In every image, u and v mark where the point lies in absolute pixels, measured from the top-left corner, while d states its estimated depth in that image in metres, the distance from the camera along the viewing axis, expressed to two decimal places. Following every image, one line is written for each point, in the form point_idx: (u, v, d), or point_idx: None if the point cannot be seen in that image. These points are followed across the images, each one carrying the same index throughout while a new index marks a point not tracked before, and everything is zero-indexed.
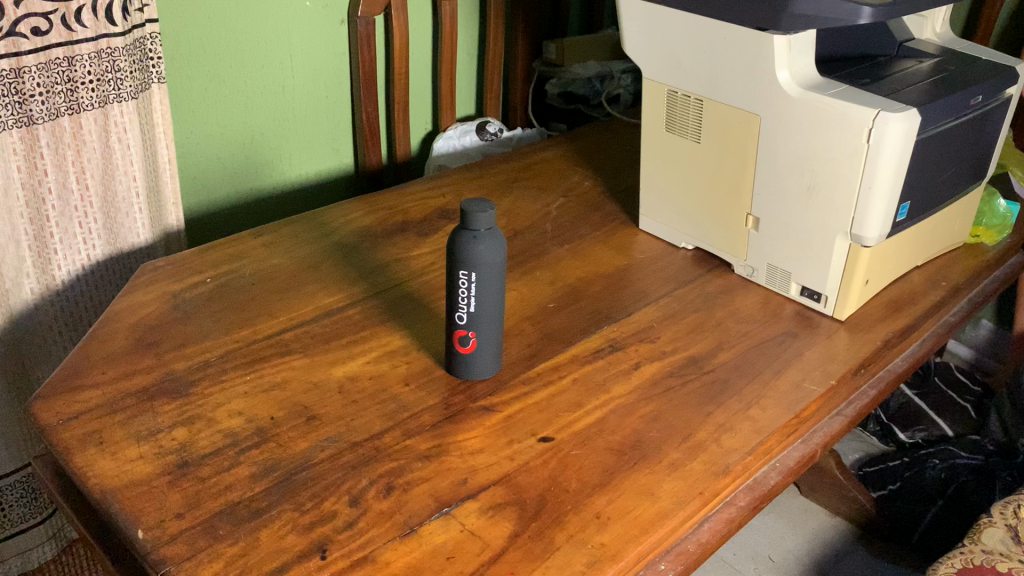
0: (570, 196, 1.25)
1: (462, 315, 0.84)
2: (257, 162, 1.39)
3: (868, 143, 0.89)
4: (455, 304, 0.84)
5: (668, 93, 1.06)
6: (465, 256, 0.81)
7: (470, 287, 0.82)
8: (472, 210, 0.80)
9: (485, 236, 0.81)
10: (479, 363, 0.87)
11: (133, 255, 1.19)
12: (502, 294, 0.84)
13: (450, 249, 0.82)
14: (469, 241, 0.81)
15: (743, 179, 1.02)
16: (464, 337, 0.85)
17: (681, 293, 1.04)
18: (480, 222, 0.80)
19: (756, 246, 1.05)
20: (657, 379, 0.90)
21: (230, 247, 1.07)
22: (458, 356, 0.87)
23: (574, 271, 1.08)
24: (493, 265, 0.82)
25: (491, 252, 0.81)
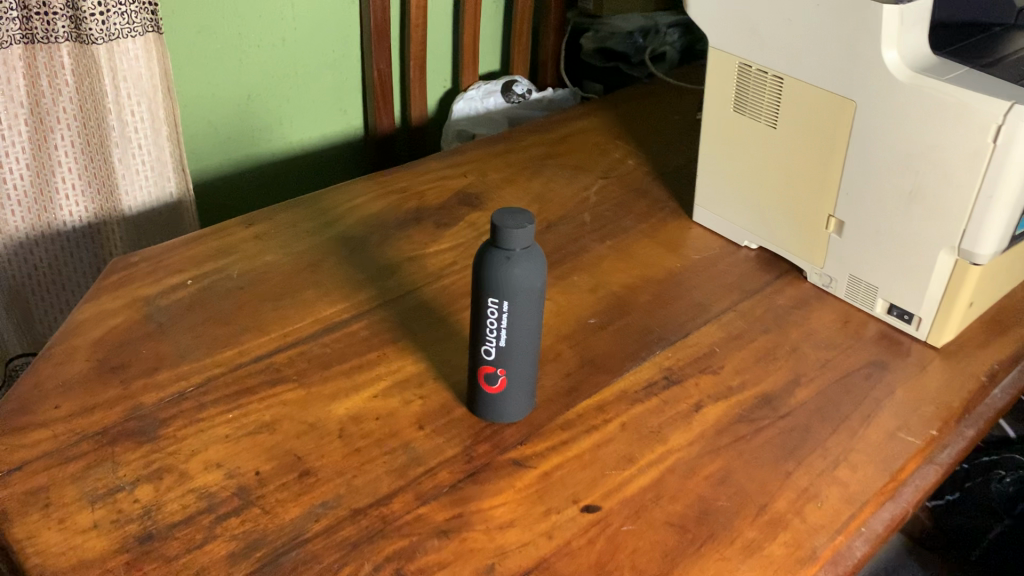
0: (611, 178, 1.08)
1: (491, 349, 0.69)
2: (254, 126, 1.22)
3: (994, 144, 0.72)
4: (482, 336, 0.69)
5: (739, 67, 0.89)
6: (495, 282, 0.65)
7: (502, 318, 0.67)
8: (506, 225, 0.64)
9: (521, 256, 0.65)
10: (510, 404, 0.72)
11: (113, 217, 1.09)
12: (540, 325, 0.69)
13: (477, 271, 0.66)
14: (501, 263, 0.65)
15: (826, 174, 0.85)
16: (492, 374, 0.70)
17: (745, 308, 0.88)
18: (516, 241, 0.65)
19: (836, 253, 0.89)
20: (724, 424, 0.74)
21: (218, 239, 0.91)
22: (484, 395, 0.71)
23: (619, 276, 0.92)
24: (531, 292, 0.66)
25: (528, 278, 0.66)
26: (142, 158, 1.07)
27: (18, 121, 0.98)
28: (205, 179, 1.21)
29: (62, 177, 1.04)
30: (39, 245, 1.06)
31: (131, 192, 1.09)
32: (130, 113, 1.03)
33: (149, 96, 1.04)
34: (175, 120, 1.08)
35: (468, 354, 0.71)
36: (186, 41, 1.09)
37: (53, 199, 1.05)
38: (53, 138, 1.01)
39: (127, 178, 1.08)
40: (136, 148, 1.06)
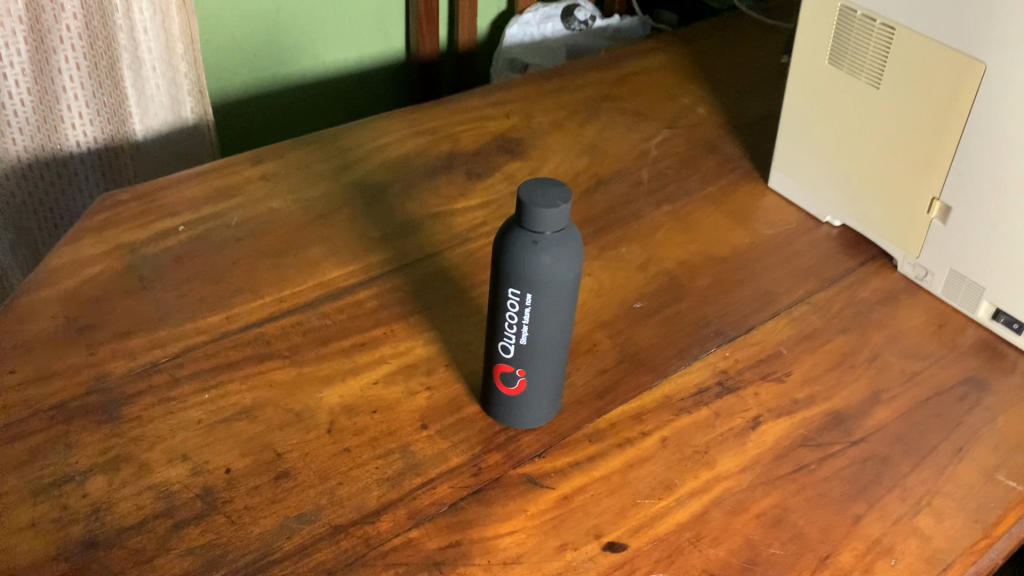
0: (677, 129, 0.94)
1: (510, 346, 0.57)
2: (281, 45, 1.10)
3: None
4: (501, 330, 0.57)
5: (841, 11, 0.74)
6: (519, 270, 0.54)
7: (524, 312, 0.55)
8: (533, 205, 0.52)
9: (551, 242, 0.53)
10: (530, 408, 0.60)
11: (123, 146, 0.99)
12: (570, 321, 0.57)
13: (496, 255, 0.55)
14: (527, 249, 0.53)
15: (936, 151, 0.71)
16: (510, 374, 0.59)
17: (821, 301, 0.75)
18: (546, 224, 0.52)
19: (937, 243, 0.74)
20: (785, 449, 0.62)
21: (220, 179, 0.80)
22: (501, 396, 0.60)
23: (674, 251, 0.79)
24: (561, 286, 0.54)
25: (559, 269, 0.54)
26: (156, 78, 0.97)
27: (15, 39, 0.86)
28: (225, 103, 1.09)
29: (66, 103, 0.92)
30: (41, 176, 0.95)
31: (144, 116, 0.98)
32: (142, 27, 0.93)
33: (161, 8, 0.93)
34: (192, 36, 0.97)
35: (484, 347, 0.60)
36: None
37: (59, 126, 0.93)
38: (55, 59, 0.89)
39: (139, 101, 0.97)
40: (149, 66, 0.96)
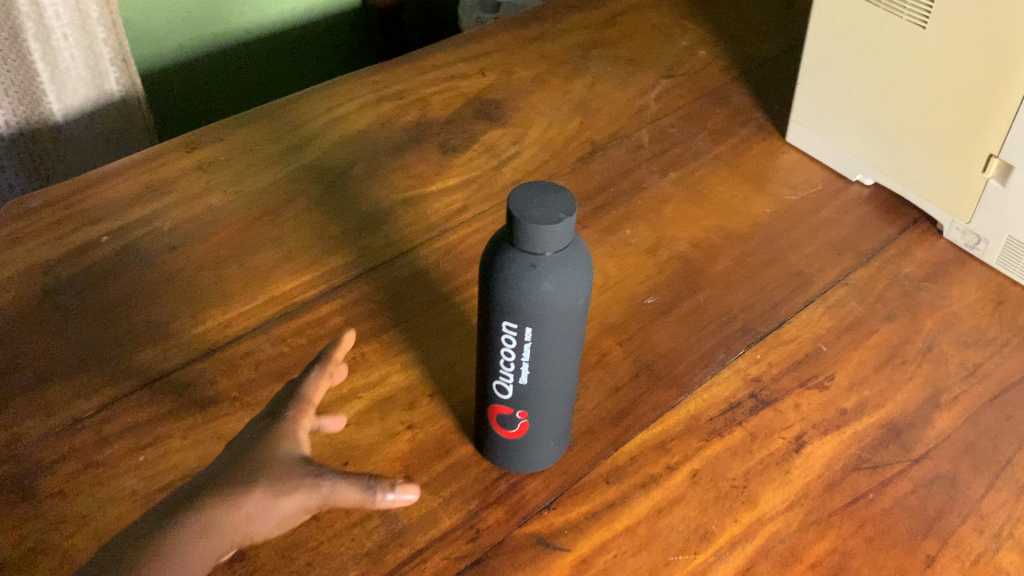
0: (677, 77, 0.82)
1: (507, 385, 0.47)
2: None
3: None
4: (495, 368, 0.47)
5: None
6: (515, 301, 0.43)
7: (523, 348, 0.45)
8: (528, 222, 0.40)
9: (553, 265, 0.42)
10: (534, 452, 0.50)
11: (39, 131, 0.84)
12: (580, 353, 0.47)
13: (485, 279, 0.44)
14: (524, 275, 0.42)
15: (996, 101, 0.60)
16: (509, 416, 0.48)
17: (861, 281, 0.65)
18: (547, 243, 0.41)
19: (993, 209, 0.64)
20: (837, 475, 0.53)
21: (150, 172, 0.68)
22: (498, 440, 0.50)
23: (686, 228, 0.68)
24: (568, 315, 0.44)
25: (564, 297, 0.43)
26: (71, 50, 0.81)
27: None
28: (158, 74, 0.94)
29: None
30: None
31: (61, 95, 0.83)
32: None
33: None
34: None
35: (476, 383, 0.49)
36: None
37: None
38: None
39: (53, 78, 0.82)
40: (62, 37, 0.80)
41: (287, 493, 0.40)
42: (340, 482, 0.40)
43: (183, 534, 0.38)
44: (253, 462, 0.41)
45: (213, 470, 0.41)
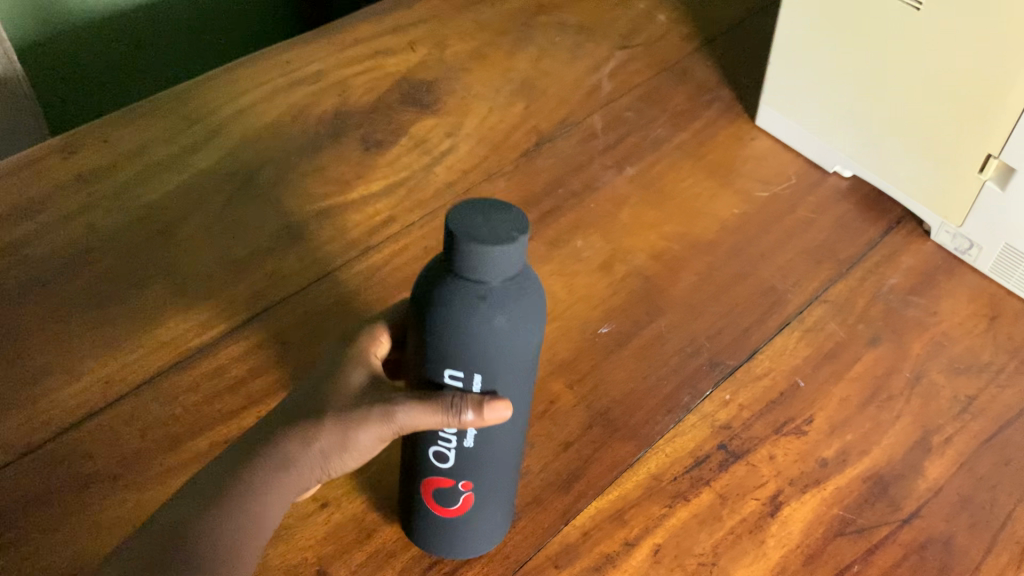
0: (635, 47, 0.73)
1: (449, 451, 0.39)
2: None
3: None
4: (433, 433, 0.39)
5: None
6: (459, 345, 0.35)
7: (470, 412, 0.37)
8: (474, 242, 0.33)
9: (502, 298, 0.34)
10: (478, 529, 0.43)
11: None
12: (528, 406, 0.39)
13: (421, 318, 0.36)
14: (473, 309, 0.34)
15: (1000, 95, 0.52)
16: (450, 489, 0.41)
17: (842, 296, 0.57)
18: (495, 270, 0.34)
19: (988, 213, 0.56)
20: (819, 543, 0.46)
21: (20, 186, 0.58)
22: (433, 520, 0.42)
23: (644, 237, 0.60)
24: (527, 352, 0.36)
25: (520, 334, 0.35)
26: None
27: None
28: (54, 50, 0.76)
29: None
30: None
31: None
32: None
33: None
34: None
35: (405, 450, 0.41)
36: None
37: None
38: None
39: None
40: None
41: (361, 426, 0.37)
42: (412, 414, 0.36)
43: (262, 472, 0.37)
44: (331, 389, 0.38)
45: (293, 400, 0.39)
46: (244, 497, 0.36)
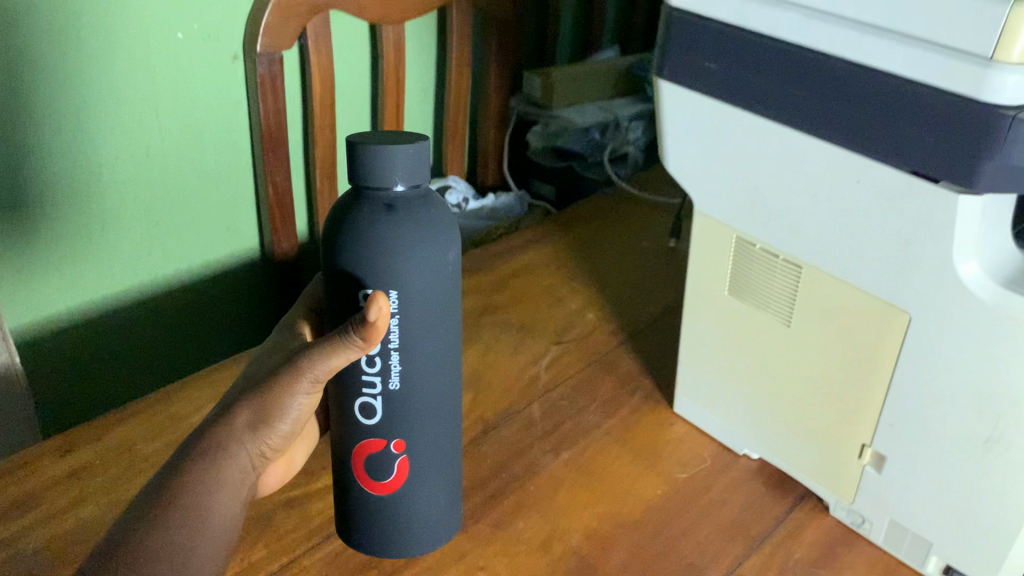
0: (568, 341, 0.86)
1: (376, 402, 0.51)
2: (135, 250, 0.95)
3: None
4: (359, 382, 0.51)
5: (740, 244, 0.65)
6: (375, 250, 0.47)
7: (388, 344, 0.49)
8: (368, 147, 0.46)
9: (404, 207, 0.48)
10: (414, 497, 0.55)
11: None
12: (441, 352, 0.52)
13: (337, 230, 0.48)
14: (377, 214, 0.47)
15: (859, 392, 0.61)
16: (385, 453, 0.53)
17: (755, 568, 0.64)
18: (396, 181, 0.47)
19: (872, 494, 0.64)
20: None
21: (19, 482, 0.65)
22: (377, 496, 0.54)
23: (578, 516, 0.67)
24: (428, 252, 0.48)
25: (418, 237, 0.47)
26: None
27: None
28: (50, 335, 0.91)
29: None
30: None
31: None
32: None
33: None
34: None
35: (341, 430, 0.54)
36: (44, 148, 0.83)
37: None
38: None
39: None
40: None
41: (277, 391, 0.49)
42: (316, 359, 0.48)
43: (208, 453, 0.47)
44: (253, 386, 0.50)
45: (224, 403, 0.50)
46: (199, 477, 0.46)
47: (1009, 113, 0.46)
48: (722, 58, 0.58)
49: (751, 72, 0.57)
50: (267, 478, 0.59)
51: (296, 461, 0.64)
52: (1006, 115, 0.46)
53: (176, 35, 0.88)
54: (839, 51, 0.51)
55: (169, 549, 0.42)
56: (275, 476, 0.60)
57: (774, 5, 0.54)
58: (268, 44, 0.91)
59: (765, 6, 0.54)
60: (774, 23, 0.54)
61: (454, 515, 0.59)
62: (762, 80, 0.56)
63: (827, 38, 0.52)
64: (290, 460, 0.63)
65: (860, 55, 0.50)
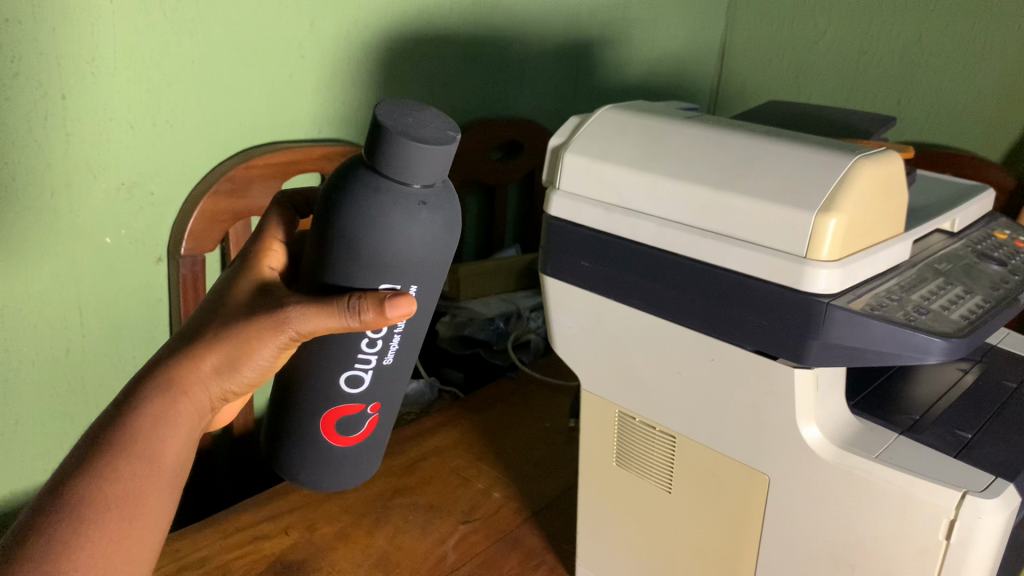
0: (474, 519, 0.91)
1: (367, 377, 0.62)
2: (47, 441, 0.97)
3: (947, 540, 0.54)
4: (358, 360, 0.61)
5: (622, 420, 0.72)
6: (405, 247, 0.57)
7: (393, 332, 0.61)
8: (429, 146, 0.55)
9: (428, 203, 0.58)
10: (357, 448, 0.67)
11: None
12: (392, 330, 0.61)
13: (376, 216, 0.56)
14: (413, 209, 0.57)
15: (734, 550, 0.67)
16: (362, 417, 0.65)
17: None
18: (425, 181, 0.57)
19: None
20: None
21: None
22: (338, 445, 0.65)
23: None
24: (441, 234, 0.59)
25: (434, 230, 0.58)
26: None
27: None
28: None
29: None
30: None
31: None
32: None
33: None
34: None
35: (322, 394, 0.62)
36: None
37: None
38: None
39: None
40: None
41: (254, 344, 0.57)
42: (297, 317, 0.55)
43: (171, 388, 0.57)
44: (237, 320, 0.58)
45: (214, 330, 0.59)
46: (151, 413, 0.56)
47: (823, 300, 0.55)
48: (592, 256, 0.67)
49: (618, 268, 0.66)
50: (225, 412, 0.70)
51: None
52: (821, 301, 0.55)
53: (104, 239, 0.94)
54: (688, 253, 0.61)
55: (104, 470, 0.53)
56: (231, 411, 0.71)
57: (631, 215, 0.64)
58: (192, 247, 1.00)
59: (624, 215, 0.64)
60: (632, 228, 0.64)
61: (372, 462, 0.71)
62: (628, 276, 0.65)
63: (676, 242, 0.62)
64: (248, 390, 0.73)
65: (703, 255, 0.60)
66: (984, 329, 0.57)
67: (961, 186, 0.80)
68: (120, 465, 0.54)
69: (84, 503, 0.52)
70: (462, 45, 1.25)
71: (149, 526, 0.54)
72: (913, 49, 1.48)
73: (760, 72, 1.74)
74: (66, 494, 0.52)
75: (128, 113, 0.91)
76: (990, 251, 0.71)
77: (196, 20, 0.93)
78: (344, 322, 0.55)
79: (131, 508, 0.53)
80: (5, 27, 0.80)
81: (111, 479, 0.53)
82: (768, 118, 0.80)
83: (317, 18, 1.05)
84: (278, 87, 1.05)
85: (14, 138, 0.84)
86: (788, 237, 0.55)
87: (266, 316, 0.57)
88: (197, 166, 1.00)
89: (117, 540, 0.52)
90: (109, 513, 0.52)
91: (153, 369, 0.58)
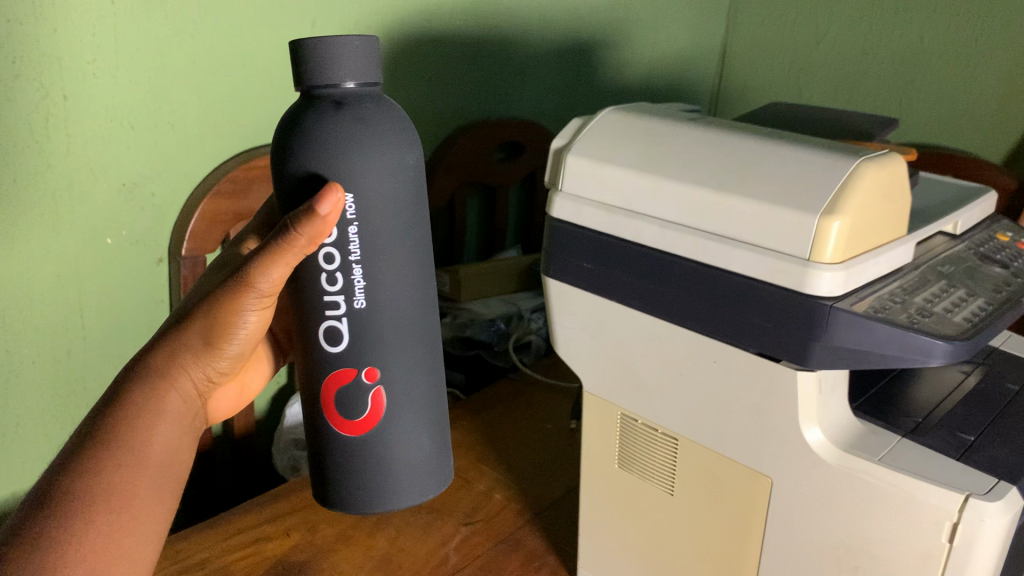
0: (476, 521, 0.90)
1: (339, 325, 0.56)
2: (48, 441, 0.97)
3: (950, 543, 0.54)
4: (322, 304, 0.56)
5: (624, 423, 0.72)
6: (327, 154, 0.52)
7: (349, 260, 0.55)
8: (328, 38, 0.51)
9: (352, 107, 0.53)
10: (395, 443, 0.60)
11: None
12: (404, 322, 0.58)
13: (294, 124, 0.53)
14: (328, 110, 0.52)
15: (739, 553, 0.67)
16: (357, 385, 0.57)
17: None
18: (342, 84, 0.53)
19: None
20: None
21: None
22: (358, 435, 0.59)
23: None
24: (379, 145, 0.53)
25: (364, 137, 0.53)
26: None
27: None
28: None
29: None
30: None
31: None
32: None
33: None
34: None
35: (309, 363, 0.58)
36: None
37: None
38: None
39: None
40: None
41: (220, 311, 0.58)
42: (254, 267, 0.54)
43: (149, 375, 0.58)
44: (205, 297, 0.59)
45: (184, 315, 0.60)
46: (135, 403, 0.57)
47: (826, 303, 0.55)
48: (594, 259, 0.68)
49: (621, 271, 0.66)
50: (221, 402, 0.71)
51: (247, 389, 0.75)
52: (825, 305, 0.55)
53: (106, 240, 0.94)
54: (691, 255, 0.61)
55: (92, 463, 0.53)
56: (227, 403, 0.71)
57: (634, 217, 0.64)
58: (193, 248, 0.99)
59: (626, 217, 0.64)
60: (635, 231, 0.64)
61: (436, 472, 0.63)
62: (631, 279, 0.65)
63: (679, 245, 0.62)
64: (241, 389, 0.73)
65: (706, 259, 0.60)
66: (987, 332, 0.57)
67: (964, 188, 0.80)
68: (104, 458, 0.54)
69: (72, 497, 0.51)
70: (463, 45, 1.25)
71: (145, 511, 0.54)
72: (914, 50, 1.48)
73: (762, 73, 1.74)
74: (52, 492, 0.51)
75: (129, 113, 0.91)
76: (993, 253, 0.71)
77: (198, 21, 0.93)
78: (296, 251, 0.53)
79: (122, 498, 0.53)
80: (8, 28, 0.80)
81: (97, 472, 0.53)
82: (770, 120, 0.80)
83: (319, 20, 1.05)
84: (280, 89, 1.05)
85: (15, 139, 0.84)
86: (790, 240, 0.55)
87: (226, 285, 0.57)
88: (199, 167, 1.00)
89: (109, 533, 0.51)
90: (99, 504, 0.52)
91: (131, 365, 0.59)
